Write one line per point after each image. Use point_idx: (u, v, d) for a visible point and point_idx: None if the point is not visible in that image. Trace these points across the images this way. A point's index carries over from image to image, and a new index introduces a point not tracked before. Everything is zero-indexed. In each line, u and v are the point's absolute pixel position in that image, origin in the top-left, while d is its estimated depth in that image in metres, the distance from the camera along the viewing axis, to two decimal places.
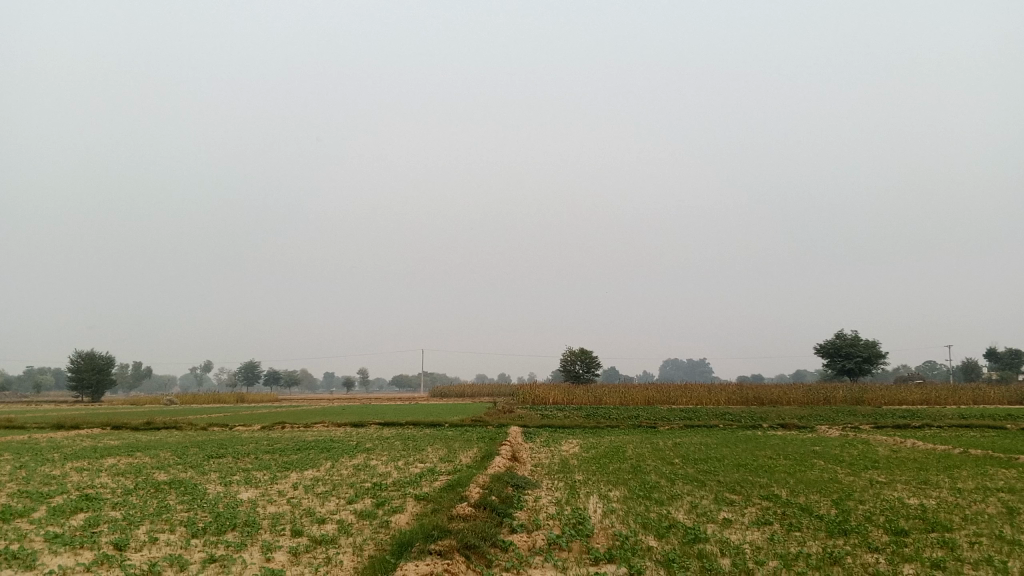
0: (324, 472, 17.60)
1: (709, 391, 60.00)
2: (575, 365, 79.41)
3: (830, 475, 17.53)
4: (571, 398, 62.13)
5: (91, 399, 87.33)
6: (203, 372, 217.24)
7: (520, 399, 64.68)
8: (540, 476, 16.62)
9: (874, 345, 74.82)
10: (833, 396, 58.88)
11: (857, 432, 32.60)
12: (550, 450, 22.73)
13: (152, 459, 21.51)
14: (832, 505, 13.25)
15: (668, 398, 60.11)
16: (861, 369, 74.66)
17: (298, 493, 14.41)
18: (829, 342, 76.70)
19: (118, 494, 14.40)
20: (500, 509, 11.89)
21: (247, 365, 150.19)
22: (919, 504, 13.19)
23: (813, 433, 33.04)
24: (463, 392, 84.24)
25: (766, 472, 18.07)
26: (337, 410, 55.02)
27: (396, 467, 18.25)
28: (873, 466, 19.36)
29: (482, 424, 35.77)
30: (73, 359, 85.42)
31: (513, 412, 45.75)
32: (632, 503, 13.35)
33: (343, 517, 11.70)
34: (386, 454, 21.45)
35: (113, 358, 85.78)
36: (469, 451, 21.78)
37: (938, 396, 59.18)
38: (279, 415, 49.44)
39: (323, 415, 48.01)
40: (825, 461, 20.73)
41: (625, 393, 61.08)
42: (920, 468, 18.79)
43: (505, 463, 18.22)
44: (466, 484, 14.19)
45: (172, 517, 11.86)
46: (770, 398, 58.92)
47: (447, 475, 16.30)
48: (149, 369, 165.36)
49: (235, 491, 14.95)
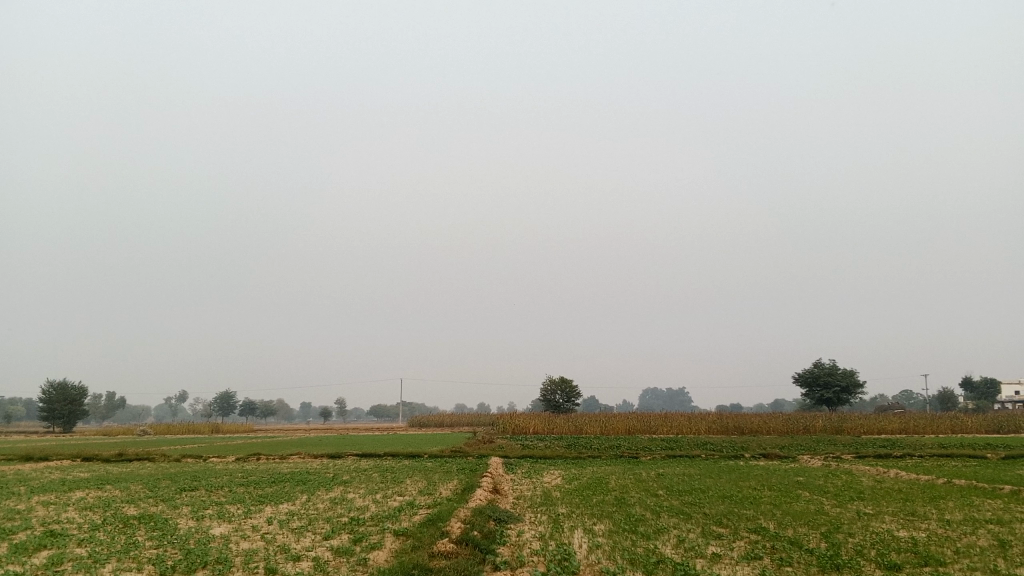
0: (300, 506, 17.11)
1: (690, 421, 59.74)
2: (555, 395, 78.95)
3: (817, 507, 17.26)
4: (552, 428, 61.64)
5: (63, 429, 85.57)
6: (177, 403, 214.18)
7: (499, 429, 64.06)
8: (523, 510, 16.21)
9: (852, 375, 75.01)
10: (813, 425, 58.81)
11: (839, 462, 32.40)
12: (531, 482, 22.28)
13: (122, 492, 20.86)
14: (822, 539, 12.97)
15: (648, 428, 59.77)
16: (840, 399, 74.80)
17: (272, 528, 13.92)
18: (808, 372, 76.86)
19: (85, 530, 13.84)
20: (483, 545, 11.51)
21: (223, 395, 148.24)
22: (909, 537, 12.95)
23: (795, 463, 32.86)
24: (443, 422, 83.57)
25: (752, 504, 17.78)
26: (314, 441, 54.06)
27: (374, 500, 17.76)
28: (858, 497, 19.12)
29: (462, 454, 35.28)
30: (44, 388, 83.73)
31: (493, 442, 45.20)
32: (617, 537, 13.02)
33: (319, 554, 11.27)
34: (364, 486, 20.93)
35: (85, 387, 84.21)
36: (449, 483, 21.35)
37: (916, 425, 59.27)
38: (254, 446, 48.74)
39: (299, 445, 47.35)
40: (810, 491, 20.49)
41: (606, 423, 60.73)
42: (905, 499, 18.58)
43: (487, 496, 17.76)
44: (447, 519, 13.75)
45: (140, 554, 11.35)
46: (750, 428, 58.78)
47: (427, 508, 15.85)
48: (122, 401, 162.62)
49: (207, 526, 14.43)
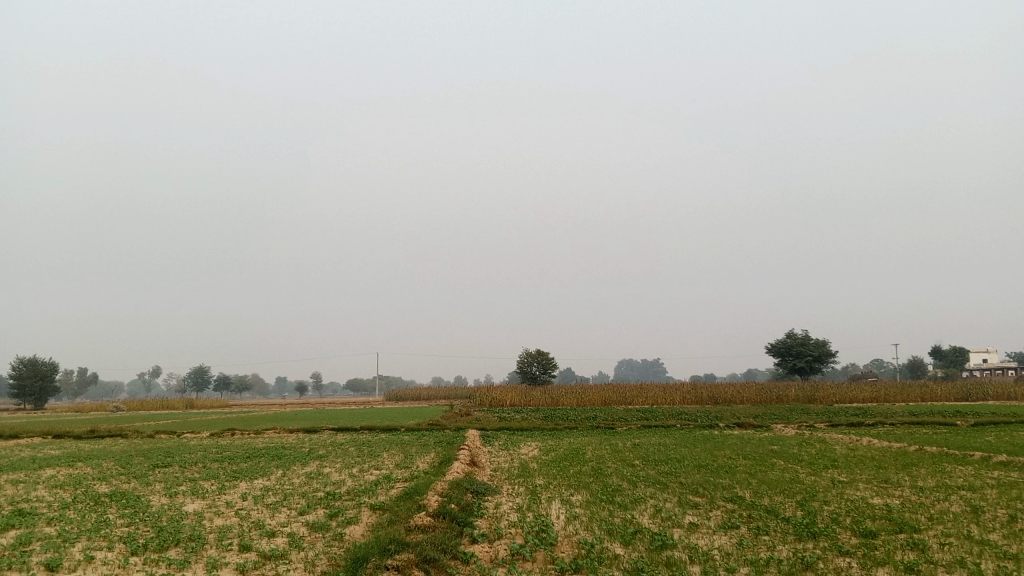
0: (275, 481, 16.95)
1: (665, 392, 60.13)
2: (531, 367, 79.10)
3: (792, 475, 17.39)
4: (528, 400, 61.84)
5: (34, 406, 84.55)
6: (151, 379, 212.40)
7: (476, 401, 64.19)
8: (500, 482, 16.16)
9: (824, 344, 75.75)
10: (786, 395, 59.42)
11: (812, 431, 32.75)
12: (508, 454, 22.25)
13: (94, 469, 20.55)
14: (798, 507, 13.04)
15: (624, 399, 60.09)
16: (812, 368, 75.57)
17: (247, 504, 13.76)
18: (781, 342, 77.53)
19: (55, 509, 13.60)
20: (460, 518, 11.43)
21: (197, 370, 147.22)
22: (883, 504, 13.05)
23: (769, 432, 33.16)
24: (419, 396, 83.66)
25: (728, 473, 17.87)
26: (289, 415, 53.69)
27: (351, 474, 17.67)
28: (833, 465, 19.28)
29: (439, 427, 35.26)
30: (14, 365, 82.58)
31: (470, 414, 45.14)
32: (594, 508, 13.01)
33: (295, 530, 11.13)
34: (341, 460, 20.84)
35: (56, 363, 83.15)
36: (426, 456, 21.29)
37: (887, 394, 60.05)
38: (229, 421, 48.41)
39: (275, 420, 47.13)
40: (785, 460, 20.63)
41: (582, 394, 60.97)
42: (879, 467, 18.74)
43: (464, 468, 17.69)
44: (424, 493, 13.66)
45: (111, 532, 11.15)
46: (725, 398, 59.26)
47: (404, 482, 15.74)
48: (94, 377, 160.90)
49: (180, 503, 14.24)
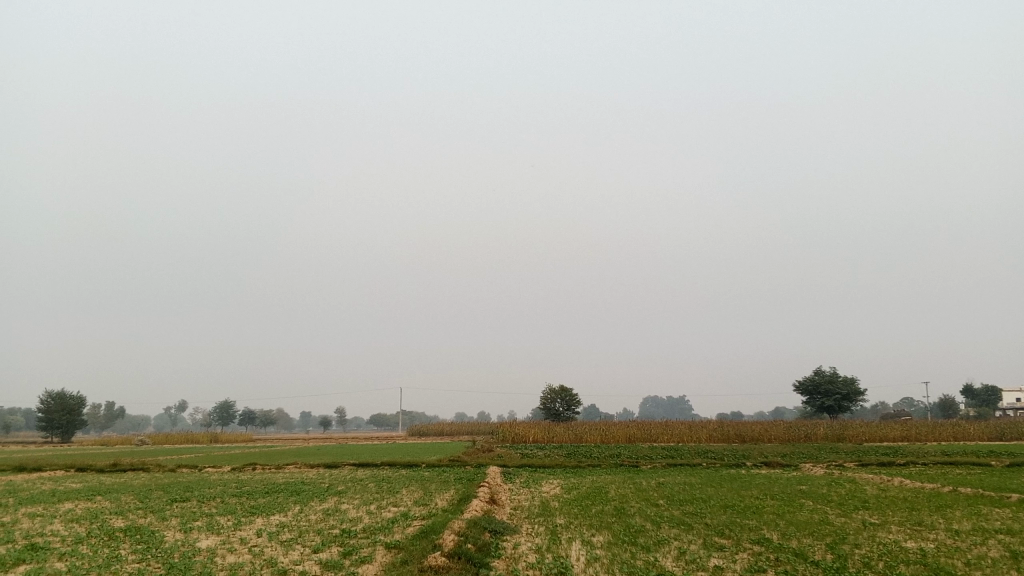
0: (292, 518, 16.70)
1: (691, 429, 59.29)
2: (555, 403, 78.47)
3: (821, 516, 16.86)
4: (551, 437, 61.23)
5: (61, 439, 85.06)
6: (176, 413, 213.61)
7: (499, 438, 63.67)
8: (520, 521, 15.80)
9: (853, 382, 74.52)
10: (814, 433, 58.39)
11: (843, 471, 32.06)
12: (529, 492, 21.82)
13: (112, 503, 20.47)
14: (828, 550, 12.57)
15: (649, 436, 59.30)
16: (840, 406, 74.28)
17: (261, 540, 13.54)
18: (808, 379, 76.42)
19: (68, 543, 13.46)
20: (477, 558, 11.11)
21: (222, 404, 147.77)
22: (917, 548, 12.54)
23: (797, 471, 32.48)
24: (442, 431, 83.20)
25: (754, 514, 17.37)
26: (312, 451, 53.33)
27: (368, 511, 17.39)
28: (863, 506, 18.68)
29: (460, 464, 34.91)
30: (42, 399, 83.29)
31: (492, 451, 44.65)
32: (616, 550, 12.61)
33: (307, 569, 10.88)
34: (360, 497, 20.61)
35: (83, 397, 83.74)
36: (446, 493, 20.98)
37: (918, 433, 58.77)
38: (251, 456, 48.29)
39: (297, 455, 47.02)
40: (814, 501, 20.03)
41: (606, 431, 60.29)
42: (911, 508, 18.15)
43: (483, 507, 17.31)
44: (440, 531, 13.35)
45: (121, 569, 10.97)
46: (752, 436, 58.31)
47: (422, 520, 15.44)
48: (121, 410, 161.90)
49: (194, 539, 14.01)
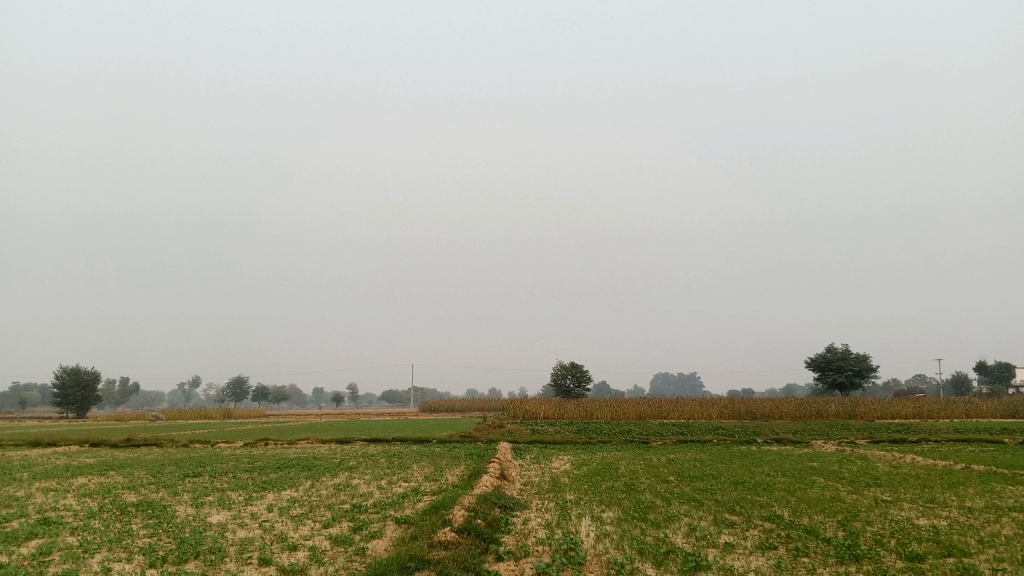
0: (303, 493, 16.77)
1: (701, 406, 59.28)
2: (566, 380, 78.57)
3: (833, 493, 16.81)
4: (562, 413, 61.34)
5: (77, 414, 85.91)
6: (190, 389, 215.36)
7: (510, 414, 63.83)
8: (529, 497, 15.81)
9: (865, 358, 74.26)
10: (826, 410, 58.22)
11: (854, 447, 31.98)
12: (539, 468, 21.85)
13: (124, 478, 20.55)
14: (839, 527, 12.48)
15: (660, 413, 59.33)
16: (852, 383, 74.11)
17: (272, 515, 13.56)
18: (820, 356, 76.19)
19: (81, 518, 13.52)
20: (486, 533, 11.10)
21: (235, 380, 148.99)
22: (929, 525, 12.46)
23: (809, 448, 32.44)
24: (453, 407, 83.56)
25: (765, 490, 17.33)
26: (324, 426, 53.64)
27: (379, 486, 17.43)
28: (875, 483, 18.63)
29: (471, 440, 35.01)
30: (58, 374, 84.00)
31: (503, 427, 44.71)
32: (626, 526, 12.57)
33: (317, 544, 10.89)
34: (370, 472, 20.66)
35: (98, 373, 84.39)
36: (456, 468, 21.03)
37: (930, 410, 58.55)
38: (263, 431, 48.54)
39: (309, 431, 47.26)
40: (826, 478, 19.95)
41: (616, 407, 60.34)
42: (923, 485, 18.08)
43: (493, 482, 17.31)
44: (450, 507, 13.35)
45: (132, 543, 11.01)
46: (762, 412, 58.25)
47: (432, 495, 15.46)
48: (136, 386, 163.36)
49: (205, 513, 14.07)
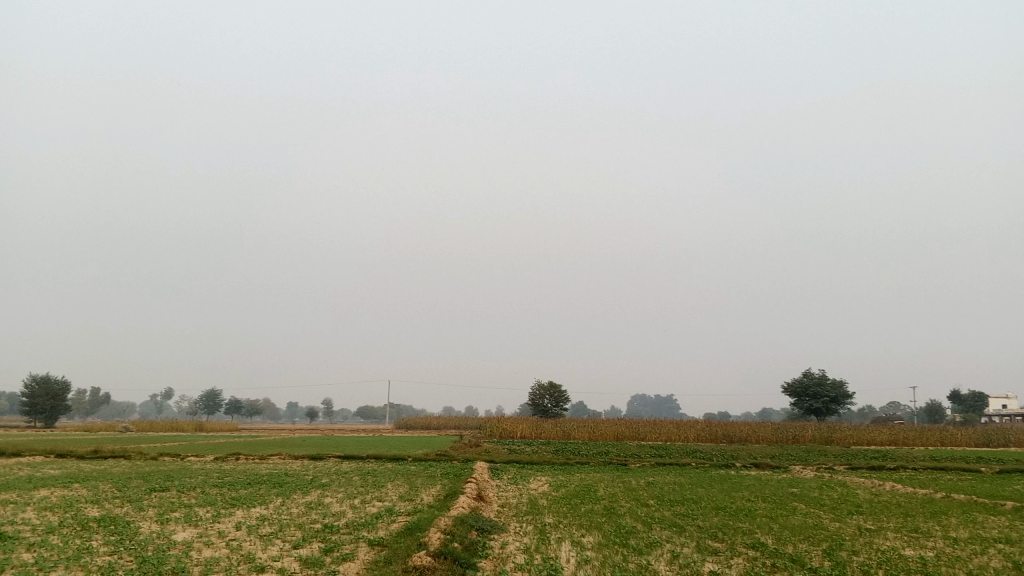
0: (273, 510, 16.29)
1: (679, 428, 59.07)
2: (544, 400, 78.13)
3: (816, 520, 16.52)
4: (539, 433, 60.84)
5: (46, 424, 84.15)
6: (162, 400, 212.66)
7: (486, 432, 63.30)
8: (507, 519, 15.42)
9: (841, 384, 74.39)
10: (802, 435, 58.20)
11: (833, 474, 31.81)
12: (517, 489, 21.41)
13: (89, 491, 19.85)
14: (825, 557, 12.16)
15: (637, 434, 59.01)
16: (828, 409, 74.19)
17: (240, 534, 13.09)
18: (797, 381, 76.27)
19: (39, 533, 12.95)
20: (463, 558, 10.65)
21: (209, 393, 146.87)
22: (917, 556, 12.19)
23: (787, 473, 32.24)
24: (429, 425, 82.73)
25: (748, 517, 17.02)
26: (298, 441, 52.62)
27: (352, 505, 16.97)
28: (857, 511, 18.40)
29: (447, 458, 34.47)
30: (27, 383, 82.34)
31: (479, 446, 44.24)
32: (607, 551, 12.21)
33: (286, 566, 10.40)
34: (344, 490, 20.14)
35: (68, 382, 82.84)
36: (431, 488, 20.56)
37: (906, 437, 58.67)
38: (236, 445, 47.57)
39: (283, 445, 46.36)
40: (807, 504, 19.70)
41: (594, 428, 59.94)
42: (905, 514, 17.87)
43: (470, 504, 16.91)
44: (425, 529, 12.92)
45: (90, 562, 10.46)
46: (739, 436, 58.14)
47: (407, 516, 15.00)
48: (107, 396, 160.63)
49: (171, 531, 13.55)
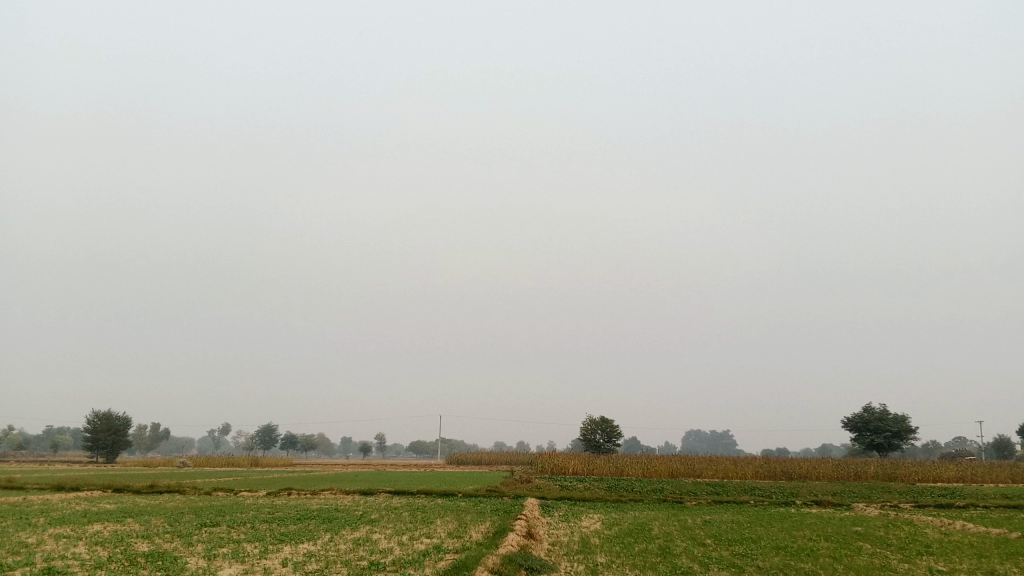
0: (321, 546, 16.11)
1: (735, 465, 57.65)
2: (596, 435, 77.19)
3: (882, 561, 15.74)
4: (592, 468, 59.99)
5: (106, 460, 85.79)
6: (220, 435, 216.29)
7: (537, 468, 62.64)
8: (557, 558, 15.02)
9: (904, 419, 71.96)
10: (864, 471, 56.31)
11: (899, 512, 30.58)
12: (569, 527, 20.96)
13: (140, 526, 19.88)
14: None
15: (692, 470, 57.74)
16: (891, 445, 71.75)
17: (285, 571, 12.89)
18: (857, 416, 74.08)
19: (87, 568, 12.94)
20: None
21: (264, 428, 148.60)
22: None
23: (850, 511, 31.13)
24: (480, 461, 82.10)
25: (809, 556, 16.33)
26: (350, 476, 52.54)
27: (400, 542, 16.70)
28: (926, 551, 17.53)
29: (497, 494, 34.04)
30: (89, 419, 84.23)
31: (531, 482, 43.49)
32: None
33: None
34: (393, 526, 19.90)
35: (129, 418, 84.51)
36: (481, 525, 20.21)
37: (975, 474, 56.35)
38: (289, 481, 47.64)
39: (335, 481, 46.40)
40: (873, 544, 18.84)
41: (648, 464, 58.84)
42: (979, 554, 16.96)
43: (520, 541, 16.52)
44: (473, 567, 12.58)
45: None
46: (799, 473, 56.51)
47: (455, 553, 14.72)
48: (166, 432, 163.47)
49: (217, 567, 13.43)
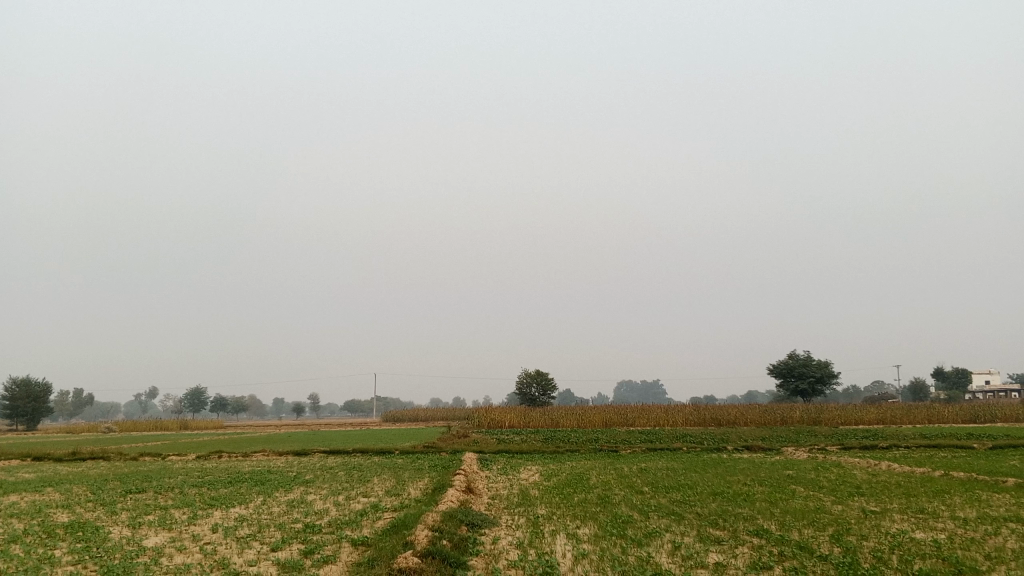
0: (252, 510, 15.52)
1: (667, 413, 58.66)
2: (531, 388, 77.60)
3: (817, 503, 15.98)
4: (528, 421, 60.34)
5: (26, 427, 82.64)
6: (146, 399, 210.84)
7: (474, 423, 62.61)
8: (497, 512, 14.77)
9: (827, 365, 74.23)
10: (790, 416, 57.96)
11: (826, 455, 31.39)
12: (507, 480, 20.82)
13: (60, 496, 18.93)
14: (832, 543, 11.52)
15: (626, 420, 58.58)
16: (815, 390, 74.02)
17: (215, 538, 12.31)
18: (783, 362, 76.08)
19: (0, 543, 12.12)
20: (453, 557, 9.96)
21: (194, 391, 145.55)
22: (930, 539, 11.60)
23: (780, 456, 31.83)
24: (417, 417, 81.66)
25: (747, 501, 16.46)
26: (284, 437, 51.44)
27: (336, 502, 16.22)
28: (858, 492, 17.82)
29: (435, 451, 33.64)
30: (8, 386, 80.83)
31: (469, 437, 43.20)
32: (605, 544, 11.52)
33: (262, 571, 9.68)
34: (327, 486, 19.37)
35: (50, 384, 81.38)
36: (419, 481, 19.92)
37: (894, 415, 58.51)
38: (219, 443, 46.40)
39: (268, 442, 45.41)
40: (806, 487, 19.09)
41: (583, 415, 59.46)
42: (908, 494, 17.28)
43: (459, 497, 16.23)
44: (412, 526, 12.20)
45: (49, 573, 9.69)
46: (728, 419, 57.85)
47: (393, 512, 14.33)
48: (89, 397, 158.72)
49: (143, 535, 12.81)
